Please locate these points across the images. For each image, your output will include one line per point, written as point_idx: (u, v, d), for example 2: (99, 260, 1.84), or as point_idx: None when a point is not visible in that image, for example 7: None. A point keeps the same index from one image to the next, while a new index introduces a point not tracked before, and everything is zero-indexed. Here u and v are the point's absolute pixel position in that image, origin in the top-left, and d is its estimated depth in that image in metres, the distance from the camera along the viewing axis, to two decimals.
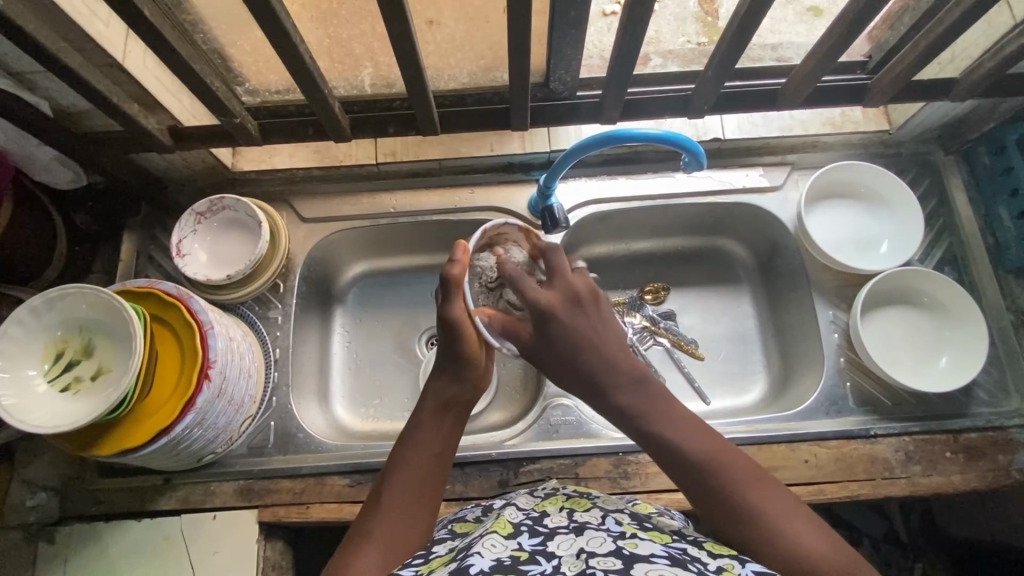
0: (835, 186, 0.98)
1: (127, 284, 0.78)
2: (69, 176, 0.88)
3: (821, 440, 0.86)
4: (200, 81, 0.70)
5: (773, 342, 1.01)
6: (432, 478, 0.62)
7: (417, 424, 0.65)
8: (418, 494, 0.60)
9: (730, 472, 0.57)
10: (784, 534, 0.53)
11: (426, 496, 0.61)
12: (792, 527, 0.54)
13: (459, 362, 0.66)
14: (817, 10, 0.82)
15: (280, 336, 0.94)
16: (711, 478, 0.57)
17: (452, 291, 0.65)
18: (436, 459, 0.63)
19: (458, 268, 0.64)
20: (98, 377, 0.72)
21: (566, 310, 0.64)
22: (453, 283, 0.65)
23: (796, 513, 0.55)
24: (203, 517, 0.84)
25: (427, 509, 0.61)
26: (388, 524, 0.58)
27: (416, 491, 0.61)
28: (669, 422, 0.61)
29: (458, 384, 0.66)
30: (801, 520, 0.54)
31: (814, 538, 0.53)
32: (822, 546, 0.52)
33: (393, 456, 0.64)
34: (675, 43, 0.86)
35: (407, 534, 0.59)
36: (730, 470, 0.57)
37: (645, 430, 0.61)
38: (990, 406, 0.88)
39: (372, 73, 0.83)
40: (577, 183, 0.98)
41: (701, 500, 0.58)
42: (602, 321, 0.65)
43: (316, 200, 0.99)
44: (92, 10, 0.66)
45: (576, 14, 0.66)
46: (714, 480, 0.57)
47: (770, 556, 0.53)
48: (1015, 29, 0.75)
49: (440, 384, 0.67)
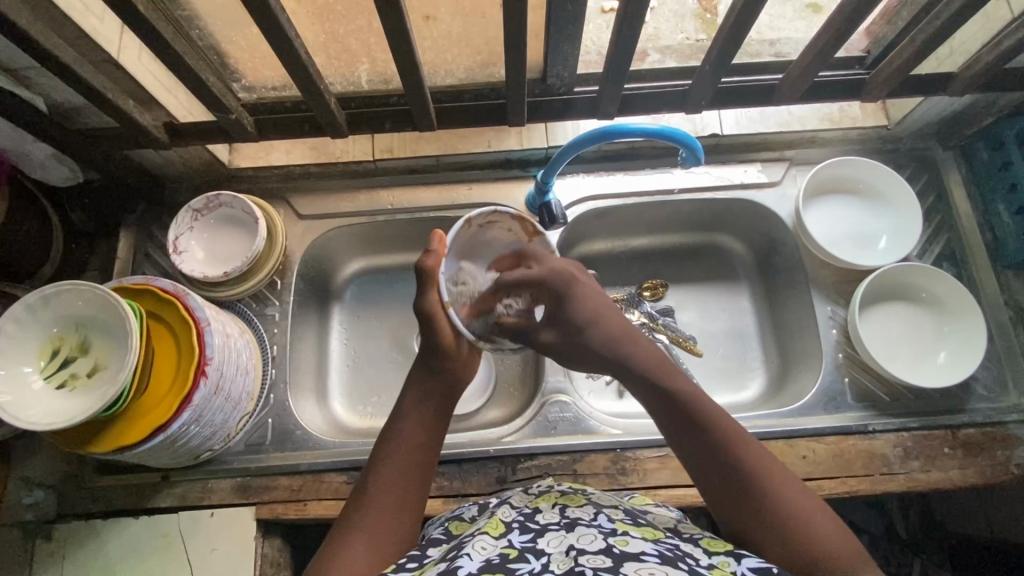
0: (833, 182, 0.97)
1: (122, 281, 0.78)
2: (66, 174, 0.88)
3: (820, 436, 0.86)
4: (195, 77, 0.70)
5: (771, 339, 1.01)
6: (416, 464, 0.62)
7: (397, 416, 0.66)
8: (402, 481, 0.61)
9: (751, 450, 0.59)
10: (796, 514, 0.55)
11: (412, 482, 0.62)
12: (807, 509, 0.55)
13: (436, 355, 0.68)
14: (815, 7, 0.82)
15: (277, 333, 0.93)
16: (729, 452, 0.59)
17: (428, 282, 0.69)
18: (418, 447, 0.63)
19: (432, 259, 0.69)
20: (94, 374, 0.72)
21: (572, 284, 0.70)
22: (428, 275, 0.69)
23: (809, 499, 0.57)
24: (200, 515, 0.84)
25: (414, 496, 0.61)
26: (375, 513, 0.58)
27: (402, 479, 0.61)
28: (696, 395, 0.63)
29: (434, 375, 0.68)
30: (812, 505, 0.56)
31: (825, 522, 0.55)
32: (830, 534, 0.54)
33: (377, 449, 0.64)
34: (672, 40, 0.87)
35: (394, 523, 0.59)
36: (752, 447, 0.59)
37: (666, 399, 0.64)
38: (988, 402, 0.88)
39: (368, 69, 0.83)
40: (574, 179, 0.98)
41: (718, 483, 0.59)
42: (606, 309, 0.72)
43: (313, 197, 0.98)
44: (86, 6, 0.65)
45: (572, 10, 0.65)
46: (734, 454, 0.59)
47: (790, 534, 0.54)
48: (1012, 23, 0.75)
49: (420, 375, 0.68)
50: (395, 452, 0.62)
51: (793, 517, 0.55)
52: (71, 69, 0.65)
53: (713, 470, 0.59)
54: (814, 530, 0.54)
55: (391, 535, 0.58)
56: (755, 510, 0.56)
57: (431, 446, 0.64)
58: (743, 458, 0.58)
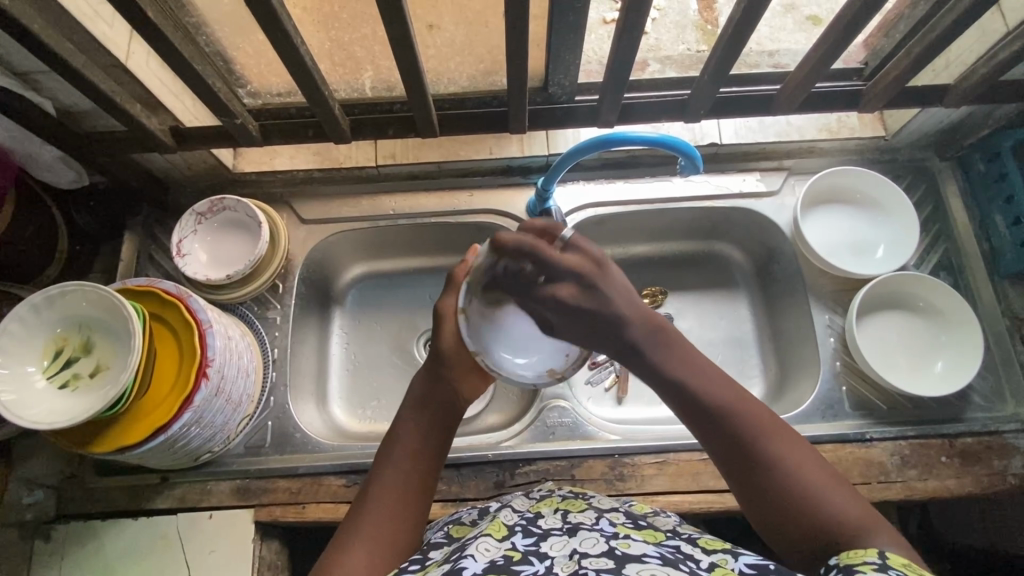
0: (832, 192, 0.98)
1: (126, 283, 0.79)
2: (74, 176, 0.89)
3: (817, 444, 0.86)
4: (201, 82, 0.71)
5: (770, 347, 1.02)
6: (417, 472, 0.62)
7: (398, 425, 0.66)
8: (405, 488, 0.61)
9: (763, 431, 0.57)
10: (801, 484, 0.53)
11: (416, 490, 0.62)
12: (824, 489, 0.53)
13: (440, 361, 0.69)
14: (816, 19, 0.88)
15: (278, 336, 0.94)
16: (740, 430, 0.57)
17: (452, 287, 0.72)
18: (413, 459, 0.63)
19: (463, 268, 0.73)
20: (97, 374, 0.73)
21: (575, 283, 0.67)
22: (455, 281, 0.73)
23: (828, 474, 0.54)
24: (199, 517, 0.84)
25: (414, 504, 0.61)
26: (375, 518, 0.59)
27: (403, 488, 0.61)
28: (708, 378, 0.61)
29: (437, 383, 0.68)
30: (831, 482, 0.54)
31: (844, 499, 0.52)
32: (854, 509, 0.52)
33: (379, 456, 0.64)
34: (675, 50, 0.92)
35: (394, 528, 0.59)
36: (766, 428, 0.57)
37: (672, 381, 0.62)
38: (985, 411, 0.88)
39: (372, 76, 0.84)
40: (574, 187, 0.99)
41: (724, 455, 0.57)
42: (619, 289, 0.67)
43: (316, 202, 0.99)
44: (95, 10, 0.67)
45: (573, 20, 0.66)
46: (744, 437, 0.56)
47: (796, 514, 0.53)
48: (1008, 36, 0.76)
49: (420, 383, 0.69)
50: (396, 462, 0.63)
51: (812, 495, 0.53)
52: (80, 73, 0.66)
53: (728, 457, 0.57)
54: (835, 505, 0.52)
55: (392, 540, 0.58)
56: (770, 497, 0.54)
57: (430, 455, 0.64)
58: (756, 442, 0.56)
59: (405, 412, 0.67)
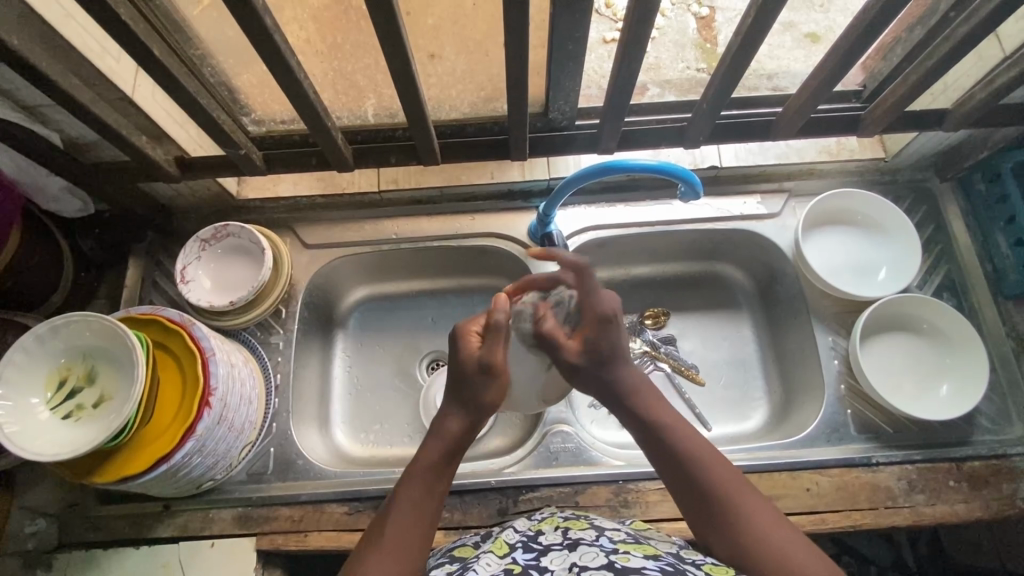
0: (832, 214, 0.99)
1: (130, 311, 0.79)
2: (79, 206, 0.90)
3: (822, 468, 0.86)
4: (206, 116, 0.72)
5: (773, 369, 1.01)
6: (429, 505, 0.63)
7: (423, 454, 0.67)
8: (419, 516, 0.62)
9: (727, 479, 0.61)
10: (750, 525, 0.57)
11: (418, 531, 0.61)
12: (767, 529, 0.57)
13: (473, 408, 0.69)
14: (813, 37, 0.89)
15: (281, 362, 0.94)
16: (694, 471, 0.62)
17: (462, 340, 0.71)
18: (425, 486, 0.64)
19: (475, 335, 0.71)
20: (100, 405, 0.73)
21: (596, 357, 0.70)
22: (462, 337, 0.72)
23: (792, 534, 0.57)
24: (200, 545, 0.83)
25: (428, 539, 0.61)
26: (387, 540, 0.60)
27: (416, 525, 0.61)
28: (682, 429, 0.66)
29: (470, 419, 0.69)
30: (794, 537, 0.56)
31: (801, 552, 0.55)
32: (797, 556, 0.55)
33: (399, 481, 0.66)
34: (675, 68, 0.95)
35: (417, 557, 0.59)
36: (735, 486, 0.61)
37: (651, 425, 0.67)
38: (994, 434, 0.87)
39: (375, 104, 0.84)
40: (576, 210, 1.00)
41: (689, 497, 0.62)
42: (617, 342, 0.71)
43: (317, 227, 1.00)
44: (104, 48, 0.68)
45: (572, 50, 0.67)
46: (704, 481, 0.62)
47: (734, 544, 0.58)
48: (1004, 62, 0.77)
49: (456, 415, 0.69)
50: (416, 498, 0.63)
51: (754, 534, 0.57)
52: (87, 108, 0.66)
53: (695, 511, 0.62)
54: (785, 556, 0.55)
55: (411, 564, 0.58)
56: (728, 544, 0.58)
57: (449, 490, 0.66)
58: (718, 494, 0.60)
59: (430, 442, 0.68)
